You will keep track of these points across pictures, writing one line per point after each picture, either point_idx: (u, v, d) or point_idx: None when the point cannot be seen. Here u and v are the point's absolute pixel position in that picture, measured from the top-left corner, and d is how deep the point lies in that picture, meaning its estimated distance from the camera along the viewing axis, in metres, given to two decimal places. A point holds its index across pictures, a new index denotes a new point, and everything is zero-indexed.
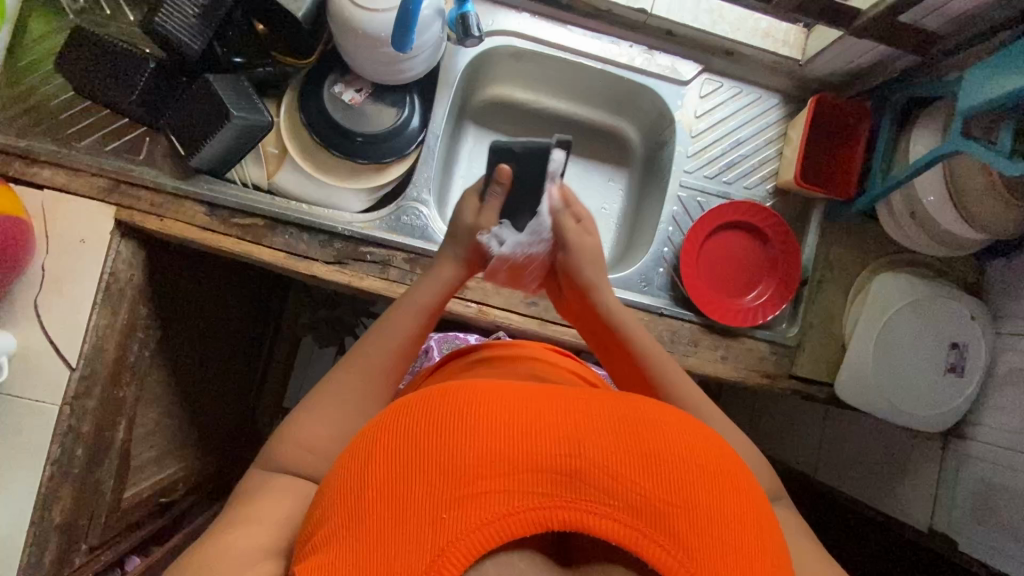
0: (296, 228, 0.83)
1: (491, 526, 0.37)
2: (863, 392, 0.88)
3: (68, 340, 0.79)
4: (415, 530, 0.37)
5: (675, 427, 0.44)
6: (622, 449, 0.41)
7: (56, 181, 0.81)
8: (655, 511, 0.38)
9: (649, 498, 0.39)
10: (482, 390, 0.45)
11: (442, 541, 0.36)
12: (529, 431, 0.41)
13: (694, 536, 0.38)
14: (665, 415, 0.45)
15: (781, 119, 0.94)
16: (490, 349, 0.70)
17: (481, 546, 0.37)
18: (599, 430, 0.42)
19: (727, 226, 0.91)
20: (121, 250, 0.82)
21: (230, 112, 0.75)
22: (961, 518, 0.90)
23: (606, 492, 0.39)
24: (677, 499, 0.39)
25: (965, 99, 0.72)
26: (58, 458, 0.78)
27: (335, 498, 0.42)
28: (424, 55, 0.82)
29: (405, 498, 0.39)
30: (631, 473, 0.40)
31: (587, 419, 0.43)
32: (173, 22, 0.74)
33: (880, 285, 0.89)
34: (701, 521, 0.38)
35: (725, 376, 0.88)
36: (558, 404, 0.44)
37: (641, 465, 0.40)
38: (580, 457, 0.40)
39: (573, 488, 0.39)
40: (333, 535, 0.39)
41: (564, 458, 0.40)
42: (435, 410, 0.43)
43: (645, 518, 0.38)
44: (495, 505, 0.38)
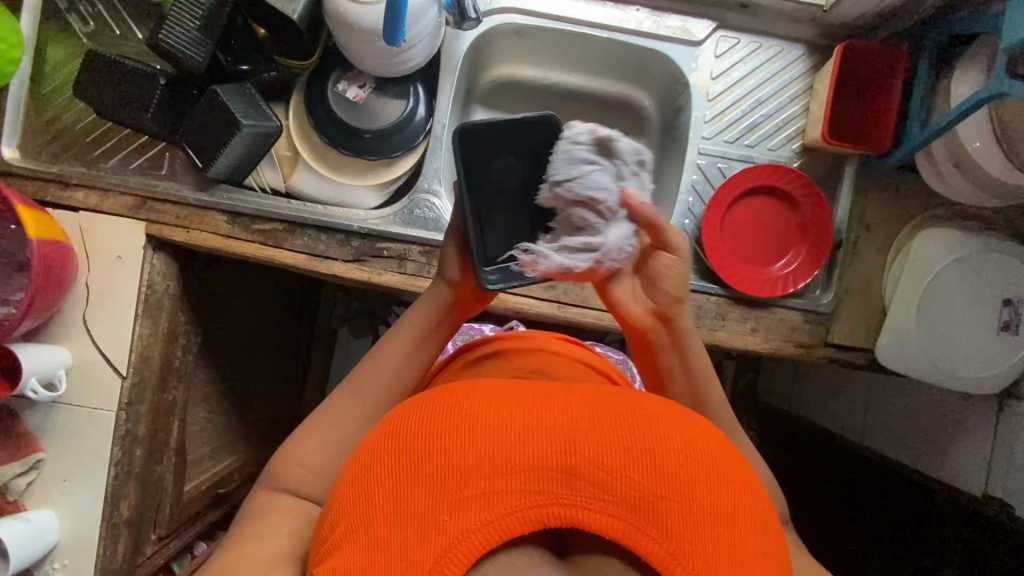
0: (313, 229, 0.84)
1: (491, 525, 0.40)
2: (904, 356, 0.83)
3: (116, 351, 0.84)
4: (420, 530, 0.40)
5: (670, 422, 0.46)
6: (615, 446, 0.42)
7: (88, 202, 0.84)
8: (648, 505, 0.40)
9: (641, 492, 0.41)
10: (480, 391, 0.47)
11: (444, 541, 0.39)
12: (527, 430, 0.43)
13: (687, 528, 0.40)
14: (660, 409, 0.47)
15: (806, 72, 0.87)
16: (496, 343, 0.75)
17: (482, 546, 0.39)
18: (595, 426, 0.44)
19: (753, 192, 0.87)
20: (155, 262, 0.86)
21: (239, 123, 0.77)
22: (1019, 482, 0.86)
23: (600, 488, 0.41)
24: (670, 492, 0.41)
25: (1008, 32, 0.65)
26: (120, 460, 0.85)
27: (345, 499, 0.45)
28: (423, 43, 0.81)
29: (409, 499, 0.41)
30: (624, 468, 0.41)
31: (581, 417, 0.44)
32: (176, 37, 0.76)
33: (919, 244, 0.83)
34: (695, 513, 0.40)
35: (756, 349, 0.85)
36: (555, 403, 0.46)
37: (635, 461, 0.42)
38: (576, 453, 0.42)
39: (568, 485, 0.41)
40: (346, 535, 0.42)
41: (561, 456, 0.42)
42: (437, 415, 0.45)
43: (638, 512, 0.40)
44: (494, 505, 0.40)
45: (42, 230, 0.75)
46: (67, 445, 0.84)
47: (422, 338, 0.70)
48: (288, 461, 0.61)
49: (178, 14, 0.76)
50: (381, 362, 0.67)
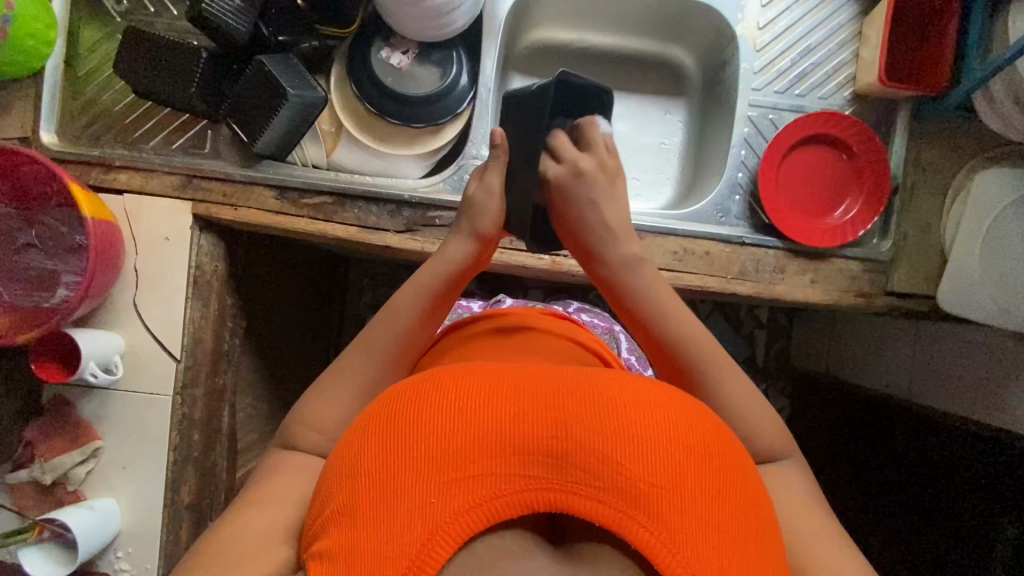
0: (363, 201, 0.83)
1: (478, 510, 0.40)
2: (971, 301, 0.82)
3: (170, 335, 0.83)
4: (406, 513, 0.40)
5: (663, 404, 0.45)
6: (606, 430, 0.42)
7: (133, 184, 0.83)
8: (640, 493, 0.40)
9: (632, 478, 0.40)
10: (467, 376, 0.46)
11: (432, 525, 0.39)
12: (517, 417, 0.43)
13: (676, 515, 0.40)
14: (653, 390, 0.46)
15: (855, 18, 0.86)
16: (488, 320, 0.74)
17: (469, 530, 0.39)
18: (587, 410, 0.43)
19: (807, 141, 0.85)
20: (202, 243, 0.84)
21: (286, 92, 0.76)
22: None
23: (591, 474, 0.40)
24: (662, 480, 0.41)
25: None
26: (178, 445, 0.84)
27: (333, 483, 0.45)
28: (467, 4, 0.80)
29: (396, 480, 0.41)
30: (616, 454, 0.41)
31: (572, 399, 0.44)
32: (218, 6, 0.74)
33: (979, 185, 0.82)
34: (684, 502, 0.40)
35: (817, 301, 0.84)
36: (544, 385, 0.45)
37: (628, 445, 0.41)
38: (566, 438, 0.41)
39: (557, 470, 0.41)
40: (333, 517, 0.43)
41: (550, 440, 0.41)
42: (426, 396, 0.45)
43: (629, 499, 0.40)
44: (483, 489, 0.40)
45: (96, 210, 0.74)
46: (125, 432, 0.83)
47: (435, 295, 0.67)
48: (300, 425, 0.60)
49: None
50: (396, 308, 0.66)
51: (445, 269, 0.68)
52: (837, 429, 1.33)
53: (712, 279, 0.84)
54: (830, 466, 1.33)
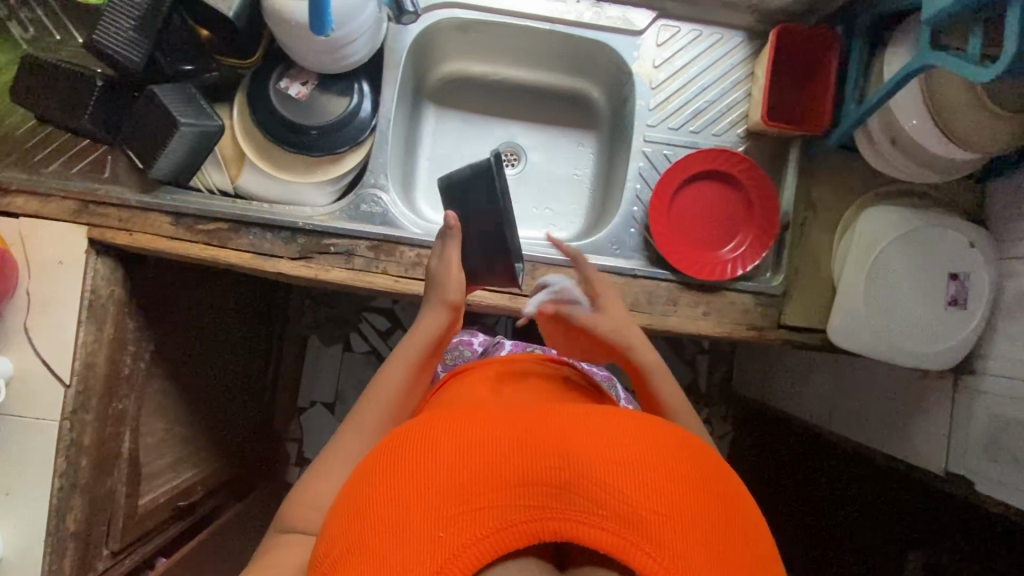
0: (258, 228, 0.84)
1: (485, 541, 0.39)
2: (856, 335, 0.84)
3: (59, 359, 0.83)
4: (414, 548, 0.38)
5: (661, 440, 0.46)
6: (609, 459, 0.42)
7: (29, 209, 0.83)
8: (644, 518, 0.40)
9: (635, 505, 0.40)
10: (476, 416, 0.47)
11: (441, 558, 0.38)
12: (519, 447, 0.43)
13: (682, 542, 0.39)
14: (649, 428, 0.48)
15: (746, 58, 0.88)
16: (495, 361, 0.73)
17: (478, 562, 0.38)
18: (591, 444, 0.43)
19: (698, 177, 0.87)
20: (98, 267, 0.85)
21: (177, 121, 0.76)
22: (974, 454, 0.83)
23: (595, 500, 0.40)
24: (662, 506, 0.40)
25: (929, 6, 0.65)
26: (64, 471, 0.83)
27: (339, 527, 0.43)
28: (363, 38, 0.81)
29: (406, 515, 0.40)
30: (619, 481, 0.41)
31: (574, 433, 0.45)
32: (111, 37, 0.76)
33: (863, 222, 0.84)
34: (687, 528, 0.40)
35: (709, 333, 0.85)
36: (548, 420, 0.46)
37: (629, 474, 0.42)
38: (569, 467, 0.42)
39: (561, 498, 0.40)
40: (337, 559, 0.41)
41: (556, 470, 0.41)
42: (433, 434, 0.45)
43: (634, 526, 0.39)
44: (489, 519, 0.39)
45: None
46: (9, 458, 0.82)
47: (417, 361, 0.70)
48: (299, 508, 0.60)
49: (113, 15, 0.75)
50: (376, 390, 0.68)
51: (422, 341, 0.70)
52: (766, 457, 1.33)
53: None
54: (762, 496, 1.32)
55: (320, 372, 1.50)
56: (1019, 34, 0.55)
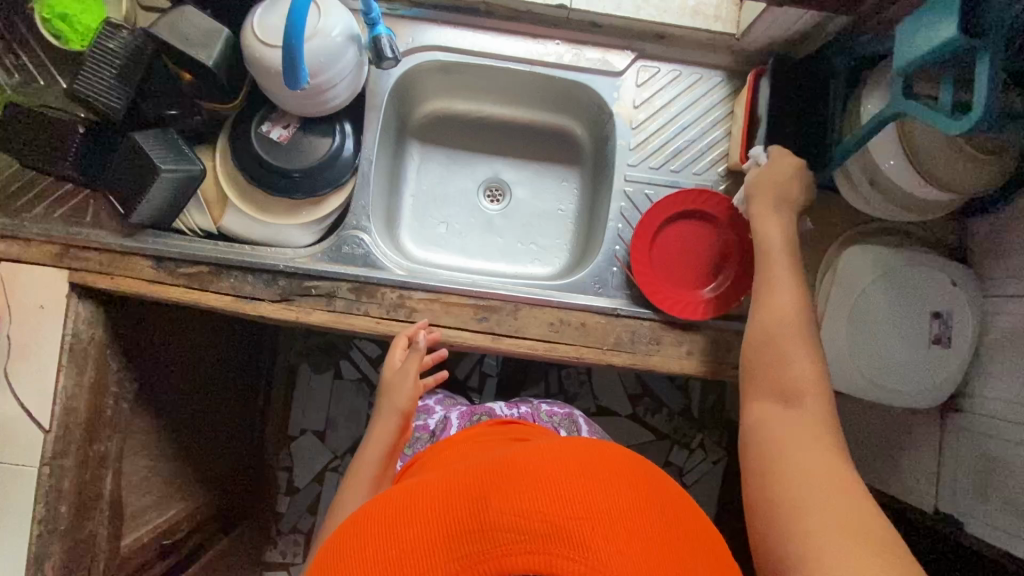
0: (240, 270, 0.84)
1: None
2: (841, 374, 0.84)
3: (39, 405, 0.82)
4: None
5: (572, 455, 0.49)
6: (521, 489, 0.44)
7: (10, 254, 0.83)
8: (562, 532, 0.41)
9: (551, 521, 0.42)
10: (400, 496, 0.50)
11: None
12: (441, 507, 0.46)
13: (600, 543, 0.40)
14: (562, 449, 0.50)
15: (726, 97, 0.89)
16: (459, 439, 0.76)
17: None
18: (498, 483, 0.45)
19: (679, 217, 0.87)
20: (80, 310, 0.85)
21: (157, 167, 0.77)
22: (964, 494, 0.82)
23: (515, 529, 0.41)
24: (577, 515, 0.42)
25: (898, 57, 0.65)
26: (44, 517, 0.82)
27: None
28: (345, 82, 0.82)
29: None
30: (534, 504, 0.43)
31: (490, 477, 0.47)
32: (92, 86, 0.76)
33: (846, 262, 0.83)
34: (604, 528, 0.42)
35: (692, 372, 0.85)
36: (468, 475, 0.49)
37: (535, 495, 0.44)
38: (486, 511, 0.43)
39: (484, 541, 0.42)
40: None
41: (474, 518, 0.43)
42: (368, 526, 0.48)
43: (553, 541, 0.40)
44: None
45: None
46: None
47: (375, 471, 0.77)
48: None
49: (94, 64, 0.76)
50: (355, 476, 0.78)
51: (380, 449, 0.78)
52: None
53: (589, 350, 0.85)
54: None
55: (311, 400, 1.46)
56: (986, 92, 0.56)
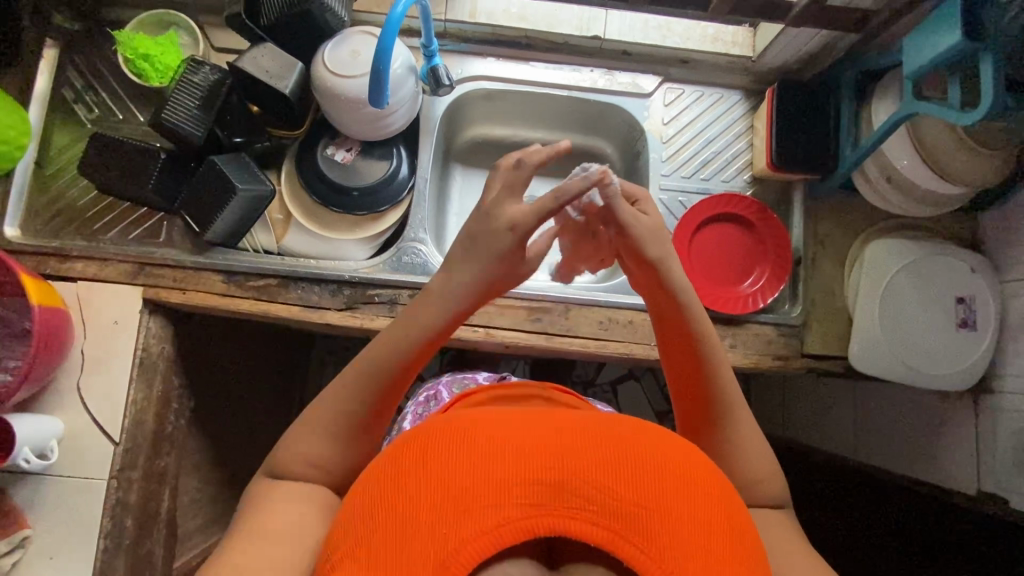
0: (307, 282, 0.89)
1: (486, 536, 0.39)
2: (878, 359, 0.88)
3: (110, 417, 0.84)
4: (417, 549, 0.39)
5: (657, 441, 0.46)
6: (604, 458, 0.43)
7: (88, 272, 0.88)
8: (631, 513, 0.40)
9: (625, 501, 0.40)
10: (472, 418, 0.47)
11: (441, 555, 0.39)
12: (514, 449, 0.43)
13: (669, 535, 0.40)
14: (643, 431, 0.47)
15: (746, 113, 0.98)
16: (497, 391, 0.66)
17: (478, 557, 0.39)
18: (584, 441, 0.43)
19: (711, 221, 0.95)
20: (150, 326, 0.88)
21: (236, 186, 0.83)
22: (1005, 472, 0.85)
23: (585, 497, 0.40)
24: (650, 503, 0.41)
25: (909, 63, 0.74)
26: (110, 531, 0.82)
27: (348, 522, 0.45)
28: (402, 109, 0.90)
29: (411, 515, 0.41)
30: (611, 479, 0.41)
31: (571, 431, 0.45)
32: (177, 115, 0.83)
33: (871, 254, 0.90)
34: (675, 523, 0.40)
35: (737, 364, 0.89)
36: (551, 423, 0.46)
37: (623, 473, 0.42)
38: (563, 468, 0.41)
39: (556, 499, 0.40)
40: (346, 554, 0.42)
41: (550, 471, 0.41)
42: (433, 438, 0.45)
43: (622, 522, 0.40)
44: (486, 516, 0.40)
45: (44, 297, 0.78)
46: (54, 522, 0.81)
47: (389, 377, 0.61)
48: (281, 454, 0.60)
49: (180, 96, 0.84)
50: (321, 408, 0.61)
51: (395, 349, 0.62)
52: None
53: (638, 347, 0.89)
54: None
55: None
56: (994, 85, 0.64)
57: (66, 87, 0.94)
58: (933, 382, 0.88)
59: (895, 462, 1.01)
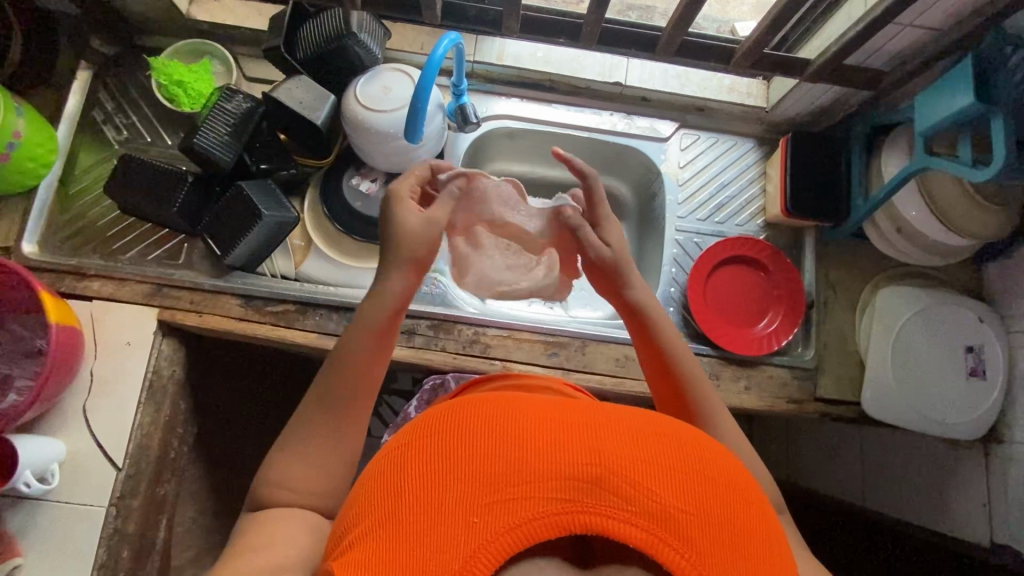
0: (324, 308, 0.89)
1: (519, 529, 0.39)
2: (891, 405, 0.89)
3: (113, 441, 0.81)
4: (448, 533, 0.38)
5: (694, 444, 0.45)
6: (642, 457, 0.42)
7: (104, 292, 0.87)
8: (672, 517, 0.39)
9: (665, 504, 0.40)
10: (503, 406, 0.46)
11: (474, 543, 0.38)
12: (550, 441, 0.42)
13: (708, 542, 0.39)
14: (679, 433, 0.46)
15: (758, 160, 1.02)
16: (503, 381, 0.67)
17: (509, 549, 0.38)
18: (619, 439, 0.43)
19: (725, 263, 0.97)
20: (163, 348, 0.87)
21: (261, 212, 0.84)
22: (1018, 524, 0.85)
23: (623, 497, 0.40)
24: (691, 506, 0.40)
25: (922, 121, 0.77)
26: (105, 563, 0.78)
27: (369, 501, 0.43)
28: (429, 144, 0.92)
29: (440, 500, 0.40)
30: (650, 481, 0.41)
31: (607, 428, 0.44)
32: (208, 140, 0.84)
33: (883, 299, 0.92)
34: (715, 529, 0.40)
35: (751, 405, 0.90)
36: (586, 418, 0.45)
37: (661, 476, 0.41)
38: (601, 464, 0.41)
39: (594, 494, 0.40)
40: (368, 532, 0.41)
41: (588, 466, 0.41)
42: (467, 420, 0.45)
43: (662, 524, 0.39)
44: (523, 510, 0.39)
45: (62, 315, 0.77)
46: (47, 550, 0.78)
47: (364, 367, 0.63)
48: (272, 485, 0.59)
49: (212, 122, 0.85)
50: (301, 436, 0.61)
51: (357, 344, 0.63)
52: None
53: None
54: None
55: None
56: (1005, 143, 0.67)
57: (97, 108, 0.96)
58: (945, 431, 0.88)
59: (905, 511, 1.01)
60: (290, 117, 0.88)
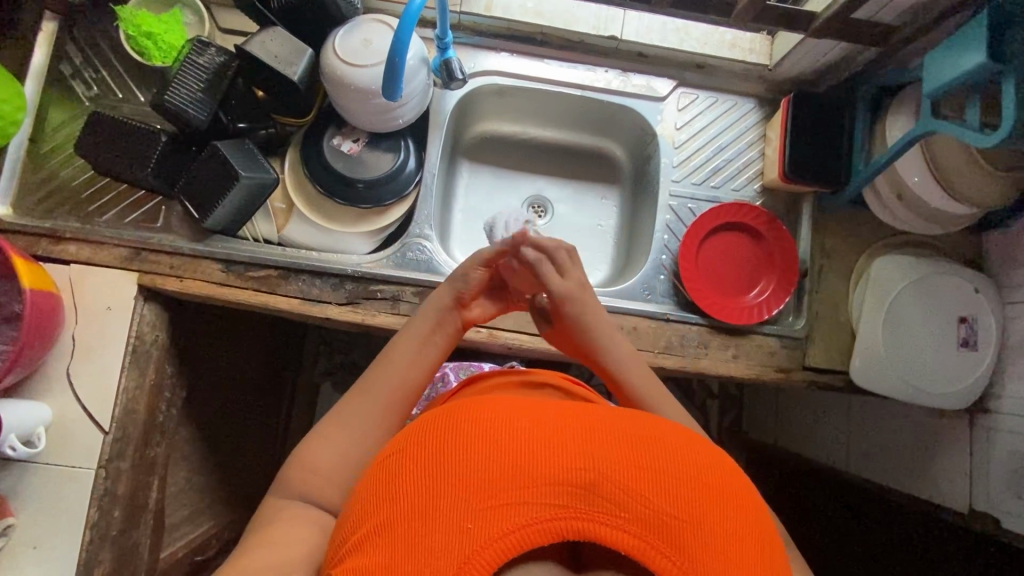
0: (308, 274, 0.87)
1: (512, 535, 0.38)
2: (877, 375, 0.88)
3: (99, 405, 0.82)
4: (443, 540, 0.38)
5: (689, 446, 0.44)
6: (635, 462, 0.41)
7: (81, 255, 0.85)
8: (665, 525, 0.39)
9: (658, 511, 0.39)
10: (498, 407, 0.45)
11: (468, 550, 0.37)
12: (544, 445, 0.42)
13: (703, 551, 0.38)
14: (673, 433, 0.46)
15: (759, 122, 0.98)
16: (508, 375, 0.67)
17: (503, 557, 0.38)
18: (614, 442, 0.43)
19: (719, 230, 0.95)
20: (144, 312, 0.85)
21: (238, 172, 0.80)
22: (998, 493, 0.85)
23: (617, 505, 0.39)
24: (685, 513, 0.40)
25: (929, 81, 0.73)
26: (96, 522, 0.80)
27: (365, 505, 0.43)
28: (412, 102, 0.87)
29: (434, 506, 0.39)
30: (643, 488, 0.40)
31: (600, 431, 0.43)
32: (179, 97, 0.80)
33: (877, 269, 0.90)
34: (709, 536, 0.39)
35: (739, 374, 0.89)
36: (582, 419, 0.45)
37: (657, 483, 0.41)
38: (594, 469, 0.40)
39: (586, 500, 0.39)
40: (365, 538, 0.41)
41: (580, 472, 0.40)
42: (461, 421, 0.44)
43: (656, 532, 0.39)
44: (516, 516, 0.39)
45: (37, 280, 0.76)
46: (38, 510, 0.79)
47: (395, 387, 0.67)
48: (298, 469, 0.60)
49: (183, 77, 0.81)
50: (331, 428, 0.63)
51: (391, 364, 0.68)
52: None
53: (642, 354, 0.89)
54: None
55: None
56: (1015, 106, 0.63)
57: (64, 62, 0.91)
58: (934, 403, 0.87)
59: (888, 477, 1.01)
60: (263, 72, 0.84)
